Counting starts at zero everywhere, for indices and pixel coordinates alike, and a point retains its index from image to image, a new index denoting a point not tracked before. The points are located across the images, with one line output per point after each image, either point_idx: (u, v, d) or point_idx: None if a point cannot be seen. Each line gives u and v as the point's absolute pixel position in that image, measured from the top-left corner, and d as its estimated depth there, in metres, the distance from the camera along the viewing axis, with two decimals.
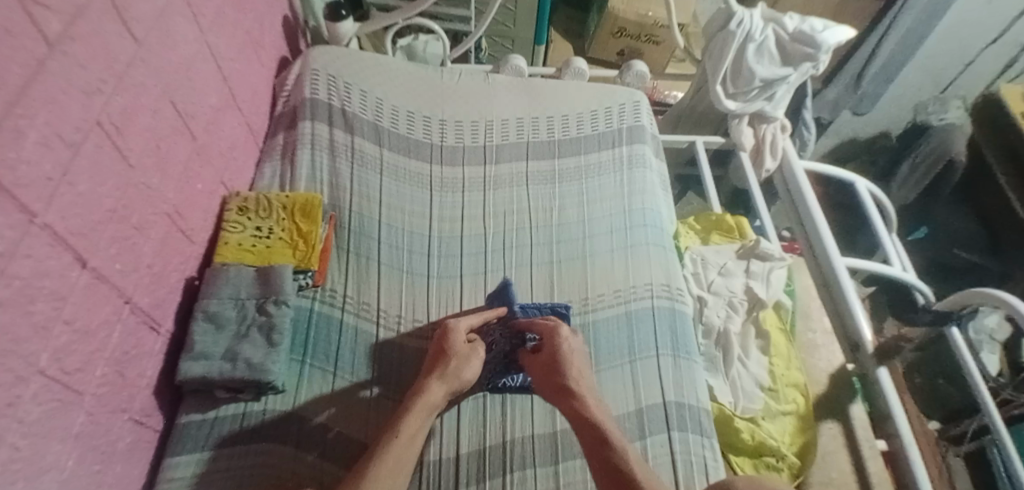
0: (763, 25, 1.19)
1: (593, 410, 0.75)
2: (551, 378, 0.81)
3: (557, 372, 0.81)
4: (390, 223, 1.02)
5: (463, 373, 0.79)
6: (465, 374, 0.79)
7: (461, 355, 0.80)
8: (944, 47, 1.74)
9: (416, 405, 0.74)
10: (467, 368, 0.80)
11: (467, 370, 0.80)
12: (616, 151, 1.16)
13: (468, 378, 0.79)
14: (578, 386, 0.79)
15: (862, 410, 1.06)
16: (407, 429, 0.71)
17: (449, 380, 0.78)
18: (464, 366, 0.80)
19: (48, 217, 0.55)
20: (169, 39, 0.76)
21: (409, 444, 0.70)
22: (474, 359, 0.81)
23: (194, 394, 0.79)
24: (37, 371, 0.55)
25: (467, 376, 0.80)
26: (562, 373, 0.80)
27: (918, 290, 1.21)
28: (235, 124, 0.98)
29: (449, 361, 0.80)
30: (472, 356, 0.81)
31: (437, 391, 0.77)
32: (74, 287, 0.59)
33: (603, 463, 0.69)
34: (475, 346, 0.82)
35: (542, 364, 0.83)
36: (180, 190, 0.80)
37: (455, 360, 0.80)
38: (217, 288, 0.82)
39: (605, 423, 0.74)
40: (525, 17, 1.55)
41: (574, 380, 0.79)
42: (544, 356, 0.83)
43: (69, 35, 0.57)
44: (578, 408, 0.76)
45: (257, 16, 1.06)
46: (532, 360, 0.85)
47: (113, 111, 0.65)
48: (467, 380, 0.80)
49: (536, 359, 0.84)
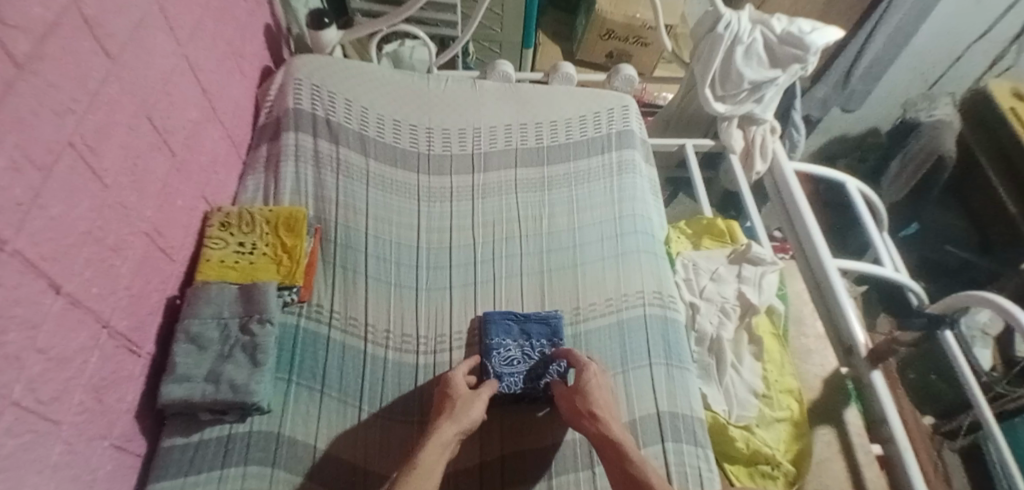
0: (751, 28, 1.18)
1: (617, 433, 0.76)
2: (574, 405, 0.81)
3: (580, 401, 0.80)
4: (377, 235, 1.00)
5: (469, 413, 0.78)
6: (469, 415, 0.77)
7: (464, 398, 0.80)
8: (931, 44, 1.74)
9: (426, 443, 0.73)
10: (472, 408, 0.78)
11: (474, 411, 0.78)
12: (606, 157, 1.15)
13: (473, 419, 0.78)
14: (604, 412, 0.79)
15: (856, 415, 1.05)
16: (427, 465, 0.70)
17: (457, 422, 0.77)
18: (470, 407, 0.78)
19: (19, 243, 0.53)
20: (145, 53, 0.74)
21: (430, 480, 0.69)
22: (481, 402, 0.80)
23: (177, 417, 0.77)
24: (11, 403, 0.53)
25: (474, 418, 0.78)
26: (588, 400, 0.80)
27: (910, 290, 1.21)
28: (215, 137, 0.96)
29: (454, 403, 0.79)
30: (479, 398, 0.80)
31: (448, 431, 0.75)
32: (48, 314, 0.58)
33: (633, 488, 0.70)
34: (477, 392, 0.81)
35: (566, 393, 0.83)
36: (159, 207, 0.78)
37: (459, 403, 0.79)
38: (200, 307, 0.80)
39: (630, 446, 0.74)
40: (512, 21, 1.54)
41: (599, 407, 0.79)
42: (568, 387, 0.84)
43: (39, 55, 0.55)
44: (604, 433, 0.76)
45: (237, 26, 1.03)
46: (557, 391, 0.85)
47: (86, 130, 0.63)
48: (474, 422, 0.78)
49: (563, 389, 0.84)
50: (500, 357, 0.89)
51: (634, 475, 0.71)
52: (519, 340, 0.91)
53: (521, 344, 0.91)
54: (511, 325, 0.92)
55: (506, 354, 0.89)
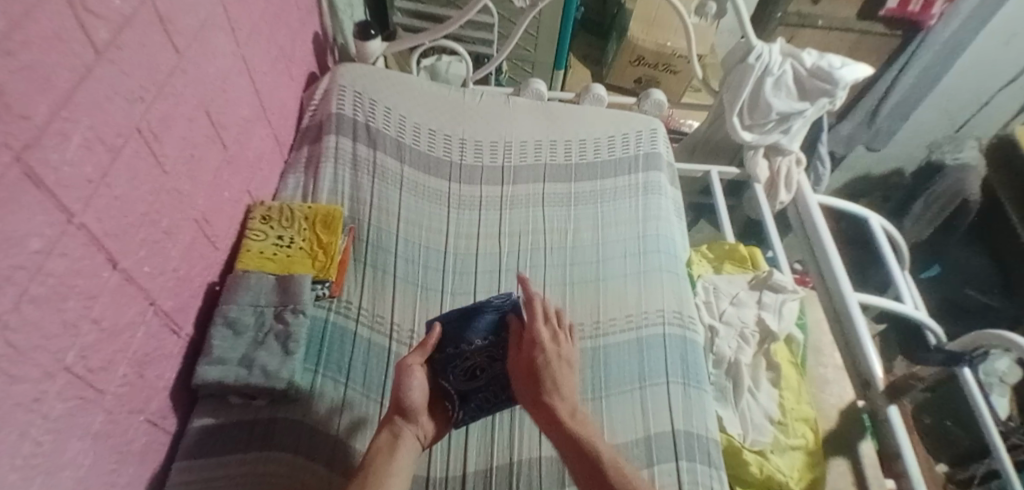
0: (782, 60, 1.20)
1: (569, 417, 0.74)
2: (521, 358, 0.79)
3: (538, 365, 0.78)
4: (407, 237, 1.04)
5: (405, 397, 0.75)
6: (405, 399, 0.75)
7: (403, 387, 0.75)
8: (961, 85, 1.77)
9: (378, 443, 0.72)
10: (410, 397, 0.75)
11: (407, 390, 0.75)
12: (633, 177, 1.18)
13: (412, 402, 0.75)
14: (556, 392, 0.77)
15: (871, 448, 1.06)
16: (379, 460, 0.69)
17: (399, 414, 0.75)
18: (403, 389, 0.75)
19: (86, 217, 0.56)
20: (206, 50, 0.78)
21: (388, 466, 0.69)
22: (421, 374, 0.77)
23: (209, 399, 0.80)
24: (64, 369, 0.55)
25: (413, 396, 0.75)
26: (540, 379, 0.77)
27: (929, 329, 1.19)
28: (263, 136, 1.01)
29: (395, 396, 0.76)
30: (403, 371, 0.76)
31: (396, 426, 0.74)
32: (104, 287, 0.61)
33: (577, 460, 0.70)
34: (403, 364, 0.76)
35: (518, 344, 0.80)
36: (208, 197, 0.82)
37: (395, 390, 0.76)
38: (239, 294, 0.83)
39: (580, 428, 0.73)
40: (547, 42, 1.59)
41: (551, 386, 0.77)
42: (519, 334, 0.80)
43: (116, 44, 0.59)
44: (552, 414, 0.75)
45: (289, 32, 1.09)
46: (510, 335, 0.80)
47: (152, 118, 0.67)
48: (417, 400, 0.76)
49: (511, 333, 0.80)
50: (456, 358, 0.78)
51: (583, 447, 0.70)
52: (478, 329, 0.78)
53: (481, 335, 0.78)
54: (461, 325, 0.77)
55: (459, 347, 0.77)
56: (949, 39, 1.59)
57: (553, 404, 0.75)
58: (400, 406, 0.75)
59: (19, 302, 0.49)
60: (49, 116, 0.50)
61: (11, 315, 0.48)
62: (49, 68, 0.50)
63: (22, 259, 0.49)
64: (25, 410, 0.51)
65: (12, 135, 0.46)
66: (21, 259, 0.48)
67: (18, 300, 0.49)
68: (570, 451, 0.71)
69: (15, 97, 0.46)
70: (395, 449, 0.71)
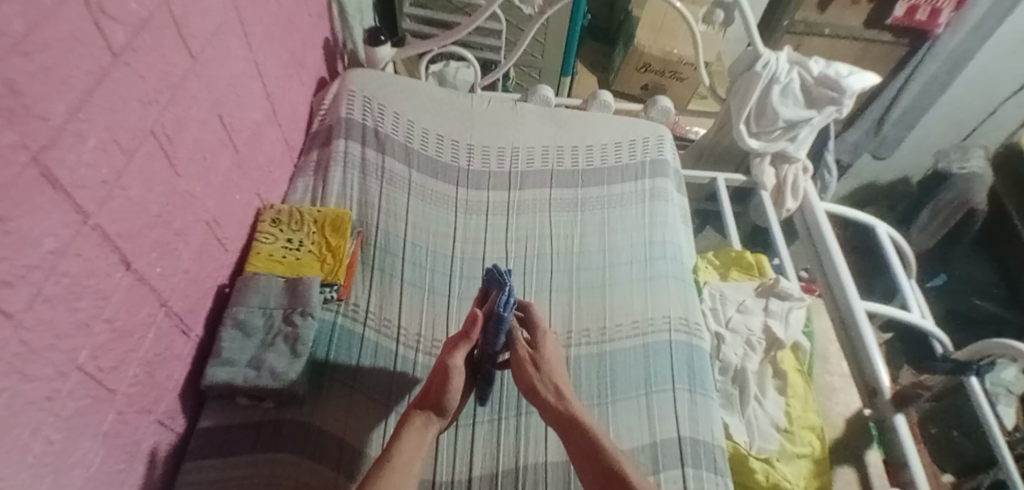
0: (789, 68, 1.20)
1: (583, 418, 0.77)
2: (526, 377, 0.83)
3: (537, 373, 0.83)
4: (415, 242, 1.04)
5: (446, 391, 0.77)
6: (448, 393, 0.77)
7: (445, 383, 0.77)
8: (967, 95, 1.78)
9: (408, 431, 0.73)
10: (450, 396, 0.77)
11: (450, 389, 0.77)
12: (639, 184, 1.18)
13: (450, 400, 0.77)
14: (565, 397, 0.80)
15: (878, 457, 1.05)
16: (406, 447, 0.71)
17: (434, 407, 0.77)
18: (447, 384, 0.77)
19: (100, 218, 0.57)
20: (220, 54, 0.79)
21: (413, 455, 0.71)
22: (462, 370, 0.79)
23: (217, 400, 0.80)
24: (75, 368, 0.56)
25: (453, 397, 0.78)
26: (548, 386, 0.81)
27: (935, 338, 1.19)
28: (274, 139, 1.02)
29: (434, 389, 0.78)
30: (450, 368, 0.77)
31: (427, 421, 0.76)
32: (116, 287, 0.61)
33: (602, 470, 0.71)
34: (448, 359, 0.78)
35: (525, 360, 0.84)
36: (219, 200, 0.83)
37: (438, 383, 0.78)
38: (248, 296, 0.84)
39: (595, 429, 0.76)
40: (554, 50, 1.60)
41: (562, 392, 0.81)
42: (529, 351, 0.85)
43: (132, 47, 0.60)
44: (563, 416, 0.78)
45: (301, 37, 1.10)
46: (516, 353, 0.85)
47: (166, 120, 0.68)
48: (455, 396, 0.78)
49: (524, 350, 0.84)
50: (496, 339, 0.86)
51: (606, 460, 0.72)
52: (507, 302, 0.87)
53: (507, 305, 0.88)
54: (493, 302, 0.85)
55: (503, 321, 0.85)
56: (955, 48, 1.59)
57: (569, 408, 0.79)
58: (437, 402, 0.77)
59: (33, 301, 0.49)
60: (65, 118, 0.51)
61: (25, 314, 0.48)
62: (67, 70, 0.51)
63: (36, 258, 0.49)
64: (38, 409, 0.51)
65: (29, 135, 0.47)
66: (35, 258, 0.49)
67: (32, 300, 0.49)
68: (586, 455, 0.73)
69: (32, 98, 0.47)
70: (421, 438, 0.74)
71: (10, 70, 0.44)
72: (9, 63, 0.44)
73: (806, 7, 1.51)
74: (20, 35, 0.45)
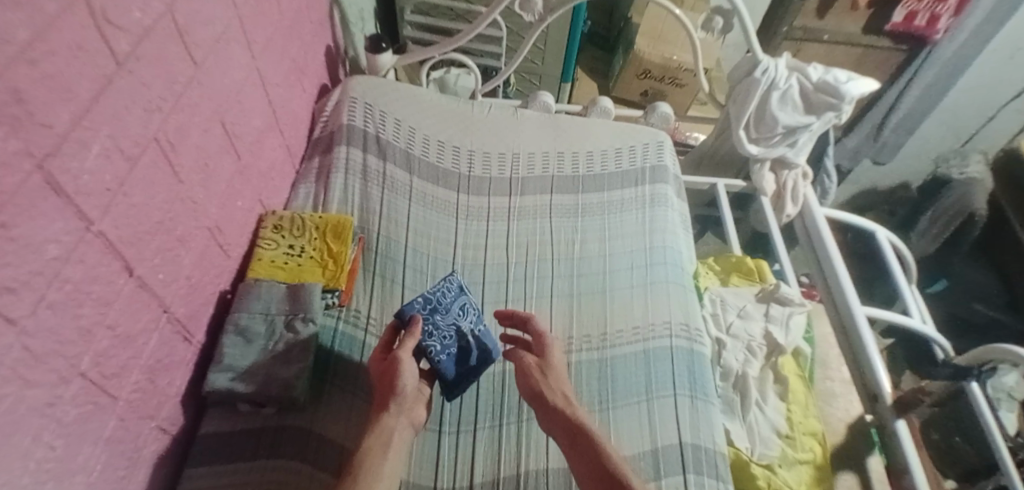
0: (789, 74, 1.21)
1: (588, 423, 0.76)
2: (531, 382, 0.82)
3: (543, 376, 0.82)
4: (416, 247, 1.05)
5: (399, 381, 0.76)
6: (400, 381, 0.76)
7: (387, 371, 0.78)
8: (965, 100, 1.80)
9: (370, 434, 0.73)
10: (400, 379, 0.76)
11: (401, 375, 0.77)
12: (639, 189, 1.18)
13: (402, 384, 0.76)
14: (571, 405, 0.79)
15: (879, 462, 1.06)
16: (371, 450, 0.70)
17: (392, 403, 0.76)
18: (397, 374, 0.77)
19: (103, 225, 0.57)
20: (223, 62, 0.80)
21: (382, 458, 0.70)
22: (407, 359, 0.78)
23: (219, 407, 0.80)
24: (78, 374, 0.56)
25: (406, 380, 0.77)
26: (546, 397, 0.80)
27: (936, 344, 1.18)
28: (276, 146, 1.03)
29: (383, 384, 0.77)
30: (398, 358, 0.77)
31: (384, 417, 0.75)
32: (119, 294, 0.61)
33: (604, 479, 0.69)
34: (394, 353, 0.79)
35: (530, 366, 0.84)
36: (221, 206, 0.83)
37: (385, 375, 0.78)
38: (250, 302, 0.84)
39: (599, 436, 0.74)
40: (554, 56, 1.60)
41: (567, 401, 0.79)
42: (536, 360, 0.85)
43: (136, 55, 0.61)
44: (569, 422, 0.76)
45: (303, 45, 1.11)
46: (520, 360, 0.85)
47: (169, 128, 0.68)
48: (408, 386, 0.77)
49: (529, 358, 0.84)
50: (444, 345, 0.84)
51: (605, 465, 0.70)
52: (450, 319, 0.85)
53: (457, 318, 0.86)
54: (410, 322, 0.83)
55: (443, 335, 0.84)
56: (954, 53, 1.60)
57: (577, 416, 0.77)
58: (389, 389, 0.76)
59: (36, 307, 0.50)
60: (69, 126, 0.52)
61: (28, 321, 0.49)
62: (71, 77, 0.51)
63: (39, 265, 0.49)
64: (40, 414, 0.52)
65: (34, 143, 0.47)
66: (39, 265, 0.49)
67: (35, 306, 0.49)
68: (589, 461, 0.71)
69: (36, 105, 0.47)
70: (389, 439, 0.73)
71: (15, 77, 0.45)
72: (15, 71, 0.44)
73: (806, 14, 1.52)
74: (25, 43, 0.45)
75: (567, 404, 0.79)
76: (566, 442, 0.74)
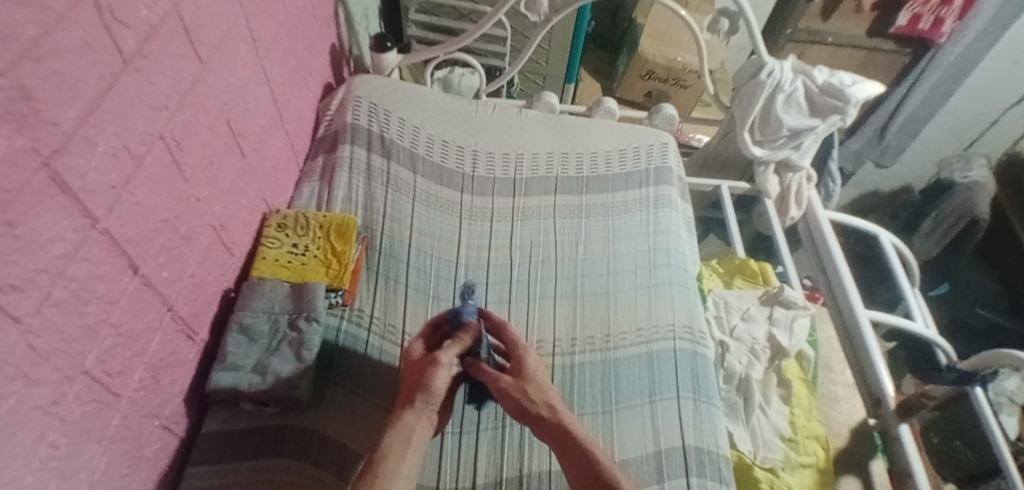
0: (794, 76, 1.20)
1: (581, 432, 0.75)
2: (514, 401, 0.80)
3: (524, 393, 0.80)
4: (420, 247, 1.05)
5: (433, 383, 0.78)
6: (434, 383, 0.78)
7: (423, 372, 0.79)
8: (967, 105, 1.79)
9: (391, 431, 0.72)
10: (435, 382, 0.78)
11: (434, 378, 0.78)
12: (643, 191, 1.18)
13: (437, 386, 0.78)
14: (561, 413, 0.78)
15: (883, 466, 1.05)
16: (394, 449, 0.70)
17: (417, 401, 0.76)
18: (432, 376, 0.78)
19: (108, 223, 0.57)
20: (228, 60, 0.80)
21: (400, 457, 0.70)
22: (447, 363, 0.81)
23: (221, 405, 0.80)
24: (82, 372, 0.56)
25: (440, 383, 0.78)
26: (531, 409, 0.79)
27: (940, 348, 1.18)
28: (281, 145, 1.02)
29: (415, 384, 0.78)
30: (439, 360, 0.80)
31: (408, 415, 0.75)
32: (123, 292, 0.61)
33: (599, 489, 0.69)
34: (433, 355, 0.81)
35: (510, 387, 0.81)
36: (225, 205, 0.83)
37: (420, 375, 0.79)
38: (253, 301, 0.84)
39: (592, 444, 0.74)
40: (558, 57, 1.60)
41: (556, 409, 0.78)
42: (512, 379, 0.82)
43: (143, 52, 0.60)
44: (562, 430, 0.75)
45: (308, 43, 1.10)
46: (496, 382, 0.82)
47: (175, 126, 0.68)
48: (440, 388, 0.78)
49: (505, 379, 0.82)
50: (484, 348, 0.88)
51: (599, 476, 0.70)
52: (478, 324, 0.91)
53: None
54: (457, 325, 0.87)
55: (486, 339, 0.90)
56: (958, 57, 1.60)
57: (569, 425, 0.76)
58: (421, 387, 0.78)
59: (41, 305, 0.49)
60: (76, 123, 0.51)
61: (32, 318, 0.48)
62: (77, 74, 0.51)
63: (44, 262, 0.49)
64: (44, 412, 0.52)
65: (40, 140, 0.47)
66: (44, 263, 0.49)
67: (40, 304, 0.49)
68: (584, 470, 0.71)
69: (42, 103, 0.47)
70: (410, 437, 0.73)
71: (22, 74, 0.44)
72: (21, 69, 0.44)
73: (810, 16, 1.51)
74: (32, 40, 0.45)
75: (555, 414, 0.77)
76: (560, 452, 0.74)
